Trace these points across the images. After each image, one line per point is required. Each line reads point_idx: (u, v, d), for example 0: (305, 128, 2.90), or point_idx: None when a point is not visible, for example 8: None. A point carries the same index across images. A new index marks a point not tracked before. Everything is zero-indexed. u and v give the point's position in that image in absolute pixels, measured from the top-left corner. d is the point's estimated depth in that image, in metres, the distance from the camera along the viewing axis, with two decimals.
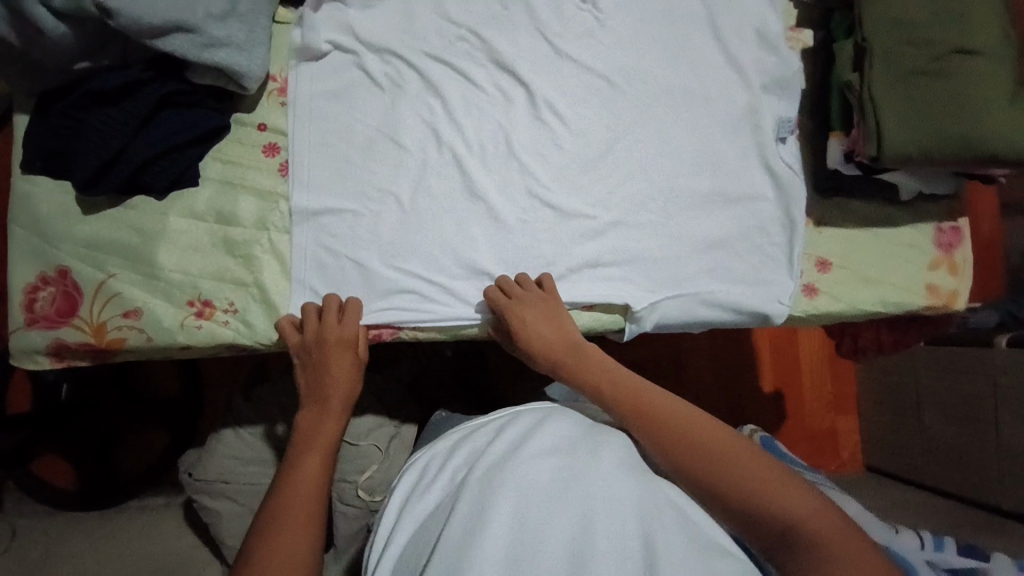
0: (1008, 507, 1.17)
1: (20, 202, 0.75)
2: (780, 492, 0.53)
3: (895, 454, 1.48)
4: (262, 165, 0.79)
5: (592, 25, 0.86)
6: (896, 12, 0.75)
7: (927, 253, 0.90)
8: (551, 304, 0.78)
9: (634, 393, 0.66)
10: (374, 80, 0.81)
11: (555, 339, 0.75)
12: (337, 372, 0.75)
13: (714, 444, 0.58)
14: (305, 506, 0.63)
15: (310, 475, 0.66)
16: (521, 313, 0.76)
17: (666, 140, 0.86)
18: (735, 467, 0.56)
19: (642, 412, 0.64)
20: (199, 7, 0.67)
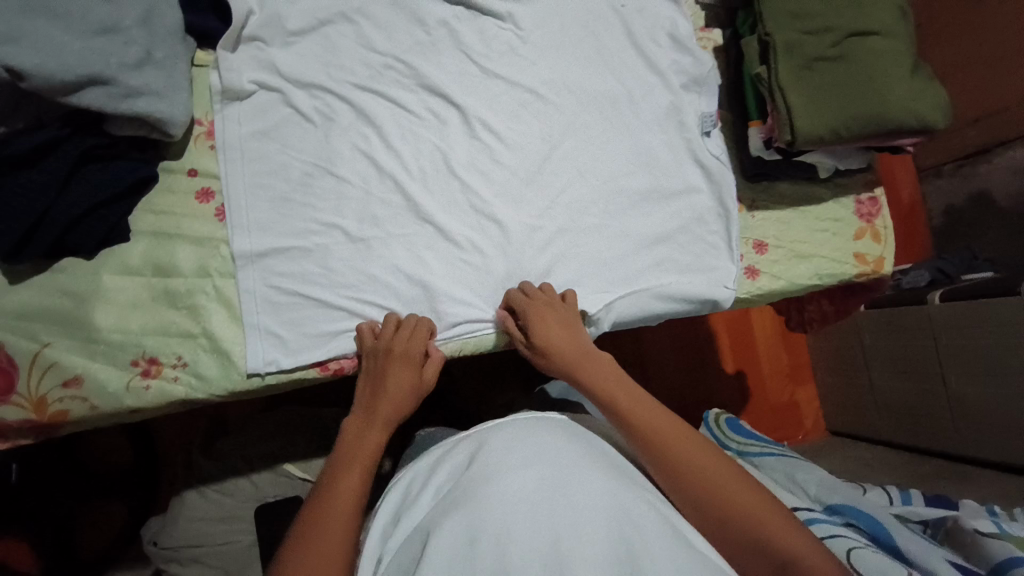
0: (965, 452, 1.25)
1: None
2: (778, 527, 0.56)
3: (853, 417, 1.55)
4: (197, 211, 0.77)
5: (515, 43, 0.88)
6: (790, 6, 0.81)
7: (852, 225, 0.95)
8: (566, 310, 0.80)
9: (647, 410, 0.68)
10: (305, 115, 0.81)
11: (572, 346, 0.77)
12: (397, 387, 0.75)
13: (716, 472, 0.60)
14: (343, 518, 0.62)
15: (353, 484, 0.66)
16: (540, 315, 0.78)
17: (601, 145, 0.89)
18: (736, 498, 0.58)
19: (648, 435, 0.65)
20: (111, 58, 0.65)
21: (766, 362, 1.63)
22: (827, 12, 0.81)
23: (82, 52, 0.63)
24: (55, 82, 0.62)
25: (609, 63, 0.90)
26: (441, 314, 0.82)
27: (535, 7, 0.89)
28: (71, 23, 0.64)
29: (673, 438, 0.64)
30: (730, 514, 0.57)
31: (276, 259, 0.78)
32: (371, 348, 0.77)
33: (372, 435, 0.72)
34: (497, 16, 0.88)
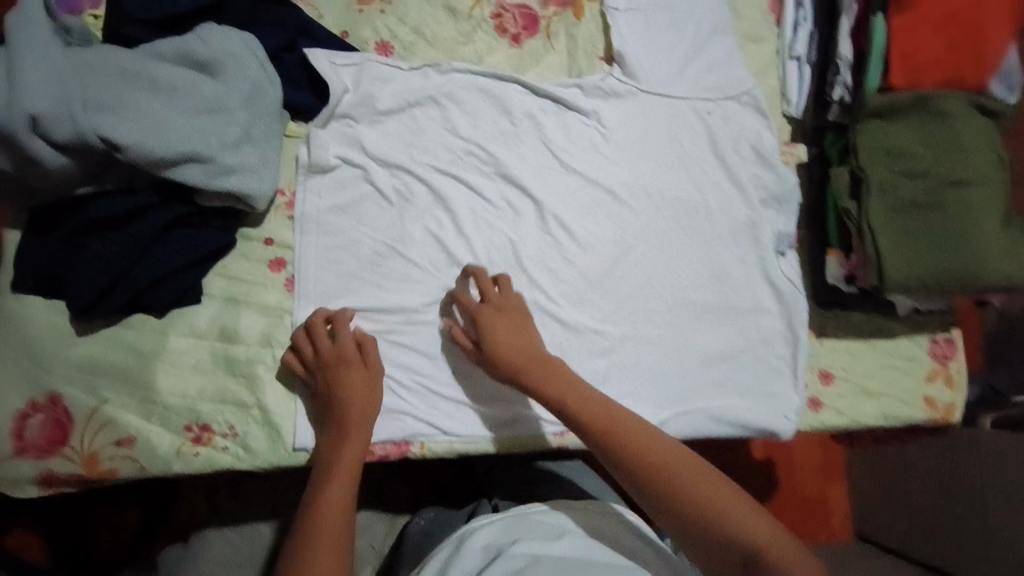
0: None
1: (9, 326, 0.71)
2: (743, 519, 0.63)
3: (877, 527, 1.46)
4: (269, 281, 0.78)
5: (597, 139, 0.88)
6: (889, 144, 0.79)
7: (925, 365, 0.93)
8: (518, 313, 0.78)
9: (610, 417, 0.71)
10: (382, 195, 0.81)
11: (524, 351, 0.75)
12: (354, 390, 0.72)
13: (681, 465, 0.67)
14: (333, 537, 0.65)
15: (339, 499, 0.68)
16: (491, 323, 0.76)
17: (672, 253, 0.87)
18: (698, 493, 0.65)
19: (617, 439, 0.69)
20: (212, 136, 0.66)
21: (802, 468, 1.51)
22: (926, 154, 0.78)
23: (183, 129, 0.64)
24: (155, 157, 0.63)
25: (688, 170, 0.89)
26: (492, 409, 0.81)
27: (622, 106, 0.89)
28: (175, 98, 0.65)
29: (636, 435, 0.69)
30: (702, 511, 0.64)
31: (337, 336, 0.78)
32: (314, 358, 0.74)
33: (347, 451, 0.71)
34: (582, 112, 0.87)
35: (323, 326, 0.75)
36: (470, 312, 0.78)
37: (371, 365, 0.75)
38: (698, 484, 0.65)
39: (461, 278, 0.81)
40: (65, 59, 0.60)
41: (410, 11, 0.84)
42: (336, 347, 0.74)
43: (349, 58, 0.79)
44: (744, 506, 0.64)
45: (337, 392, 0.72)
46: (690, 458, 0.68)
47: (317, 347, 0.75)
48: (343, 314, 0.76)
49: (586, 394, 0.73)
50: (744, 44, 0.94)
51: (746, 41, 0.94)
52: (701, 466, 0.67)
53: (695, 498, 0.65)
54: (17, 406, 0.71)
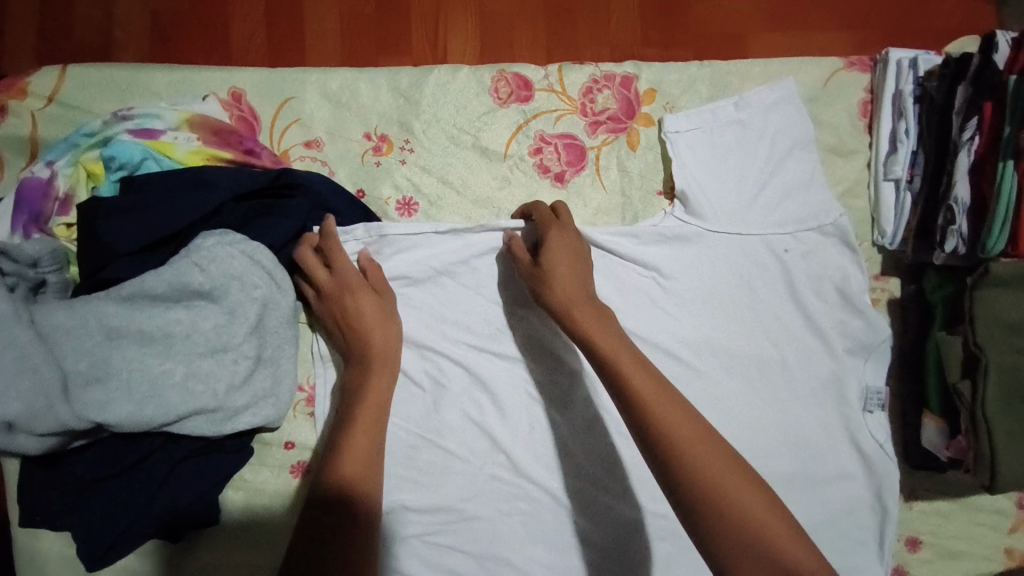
0: None
1: (24, 559, 0.66)
2: (791, 547, 0.49)
3: None
4: (291, 490, 0.67)
5: (654, 290, 0.76)
6: (1012, 316, 0.66)
7: (1011, 515, 0.82)
8: (579, 246, 0.67)
9: (660, 402, 0.54)
10: (413, 381, 0.71)
11: (576, 293, 0.63)
12: (365, 322, 0.62)
13: (727, 477, 0.51)
14: (360, 452, 0.58)
15: (365, 429, 0.59)
16: (557, 252, 0.65)
17: (743, 418, 0.76)
18: (742, 504, 0.50)
19: (652, 406, 0.54)
20: (219, 381, 0.57)
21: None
22: None
23: (184, 383, 0.55)
24: (152, 423, 0.54)
25: (761, 319, 0.77)
26: None
27: (683, 250, 0.76)
28: (172, 347, 0.56)
29: (676, 422, 0.53)
30: (738, 522, 0.49)
31: None
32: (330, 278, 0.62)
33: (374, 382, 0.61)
34: (637, 262, 0.75)
35: (316, 258, 0.63)
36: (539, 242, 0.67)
37: (383, 300, 0.63)
38: (735, 484, 0.51)
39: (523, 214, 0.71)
40: (31, 343, 0.51)
41: (434, 159, 0.73)
42: (337, 280, 0.62)
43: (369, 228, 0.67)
44: (786, 525, 0.50)
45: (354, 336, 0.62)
46: (732, 460, 0.52)
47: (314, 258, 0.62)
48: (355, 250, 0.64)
49: (623, 360, 0.58)
50: (828, 158, 0.80)
51: (829, 154, 0.81)
52: (748, 479, 0.52)
53: (727, 502, 0.50)
54: None
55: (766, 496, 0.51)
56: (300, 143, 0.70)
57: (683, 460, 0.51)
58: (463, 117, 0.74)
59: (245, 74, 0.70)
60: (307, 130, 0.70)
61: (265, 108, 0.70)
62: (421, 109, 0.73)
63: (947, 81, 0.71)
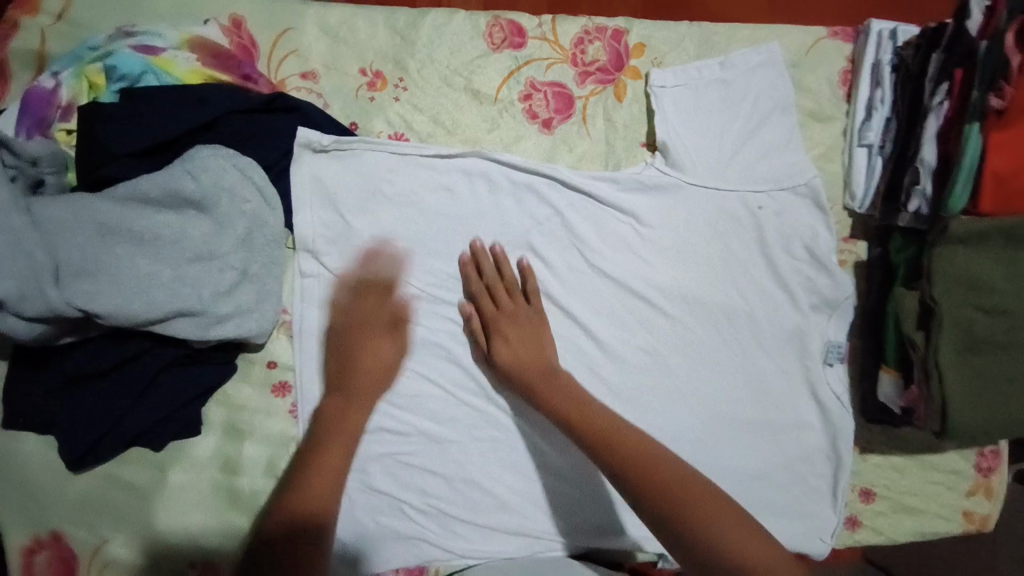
0: None
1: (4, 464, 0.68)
2: (698, 503, 0.60)
3: None
4: (273, 407, 0.72)
5: (632, 235, 0.79)
6: (967, 273, 0.69)
7: (967, 478, 0.87)
8: (532, 315, 0.74)
9: (584, 409, 0.68)
10: (395, 311, 0.74)
11: (538, 361, 0.72)
12: (377, 346, 0.73)
13: (640, 455, 0.64)
14: (332, 461, 0.66)
15: (329, 465, 0.66)
16: (502, 329, 0.73)
17: (708, 366, 0.81)
18: (656, 471, 0.62)
19: (580, 415, 0.68)
20: (204, 286, 0.59)
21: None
22: (1009, 288, 0.69)
23: (171, 284, 0.58)
24: (136, 319, 0.56)
25: (732, 271, 0.81)
26: (505, 529, 0.76)
27: (662, 199, 0.79)
28: (160, 250, 0.58)
29: (599, 421, 0.67)
30: (659, 485, 0.61)
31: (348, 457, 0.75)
32: (345, 301, 0.73)
33: (368, 385, 0.72)
34: (617, 208, 0.78)
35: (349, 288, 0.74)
36: (483, 314, 0.74)
37: (400, 338, 0.74)
38: (649, 459, 0.64)
39: (469, 263, 0.75)
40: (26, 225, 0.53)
41: (426, 98, 0.76)
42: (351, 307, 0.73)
43: (344, 143, 0.71)
44: (698, 484, 0.62)
45: (354, 359, 0.72)
46: (648, 445, 0.65)
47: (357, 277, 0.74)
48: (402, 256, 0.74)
49: (568, 387, 0.70)
50: (807, 123, 0.84)
51: (807, 118, 0.84)
52: (658, 453, 0.65)
53: (641, 469, 0.63)
54: (23, 541, 0.68)
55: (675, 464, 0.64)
56: (295, 74, 0.72)
57: (607, 449, 0.65)
58: (457, 59, 0.76)
59: (244, 3, 0.72)
60: (304, 62, 0.73)
61: (264, 37, 0.72)
62: (417, 49, 0.75)
63: (921, 51, 0.74)
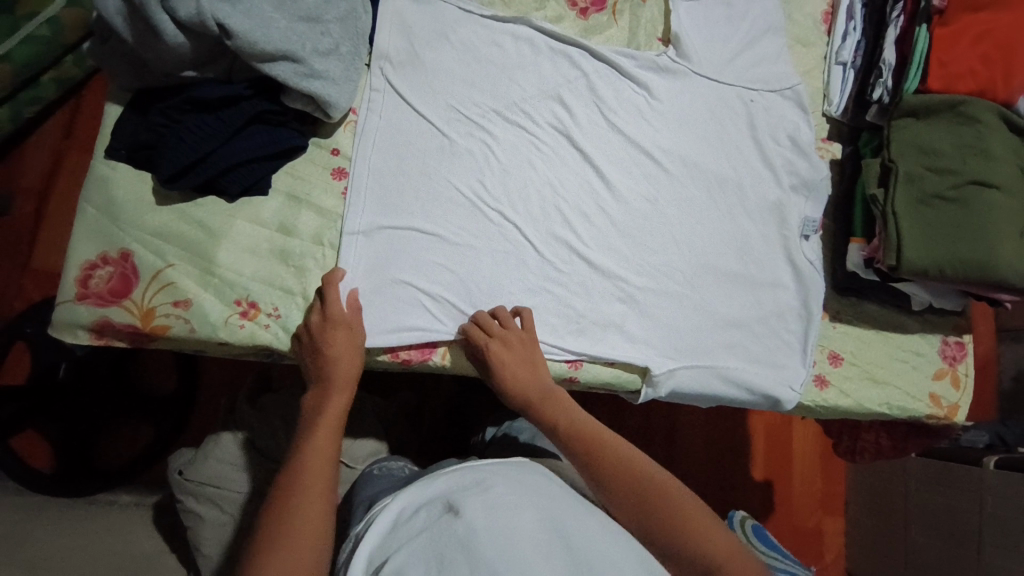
0: (929, 559, 1.46)
1: (94, 188, 0.79)
2: (700, 527, 0.65)
3: (875, 525, 1.62)
4: (329, 186, 0.85)
5: (643, 106, 0.95)
6: (920, 140, 0.83)
7: (933, 363, 0.94)
8: (526, 339, 0.83)
9: (593, 435, 0.74)
10: (440, 130, 0.88)
11: (532, 380, 0.80)
12: (338, 351, 0.77)
13: (649, 477, 0.69)
14: (316, 480, 0.68)
15: (312, 515, 0.64)
16: (501, 359, 0.80)
17: (701, 222, 0.93)
18: (668, 494, 0.67)
19: (591, 442, 0.73)
20: (308, 42, 0.77)
21: (798, 435, 1.70)
22: (953, 154, 0.82)
23: (286, 30, 0.75)
24: (256, 48, 0.72)
25: (724, 148, 0.95)
26: None
27: (671, 82, 0.95)
28: (284, 3, 0.76)
29: (611, 445, 0.73)
30: (662, 508, 0.66)
31: (371, 247, 0.84)
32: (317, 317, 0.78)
33: (334, 400, 0.76)
34: (634, 81, 0.95)
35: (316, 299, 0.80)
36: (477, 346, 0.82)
37: (356, 326, 0.79)
38: (652, 485, 0.68)
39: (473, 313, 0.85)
40: None
41: None
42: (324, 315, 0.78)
43: None
44: (702, 515, 0.66)
45: (326, 357, 0.76)
46: (654, 471, 0.70)
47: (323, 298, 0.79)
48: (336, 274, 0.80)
49: (572, 414, 0.77)
50: (794, 45, 1.01)
51: (796, 42, 1.01)
52: (665, 482, 0.69)
53: (643, 493, 0.67)
54: (90, 257, 0.78)
55: (681, 493, 0.68)
56: None
57: (611, 469, 0.70)
58: None
59: None
60: None
61: None
62: None
63: None
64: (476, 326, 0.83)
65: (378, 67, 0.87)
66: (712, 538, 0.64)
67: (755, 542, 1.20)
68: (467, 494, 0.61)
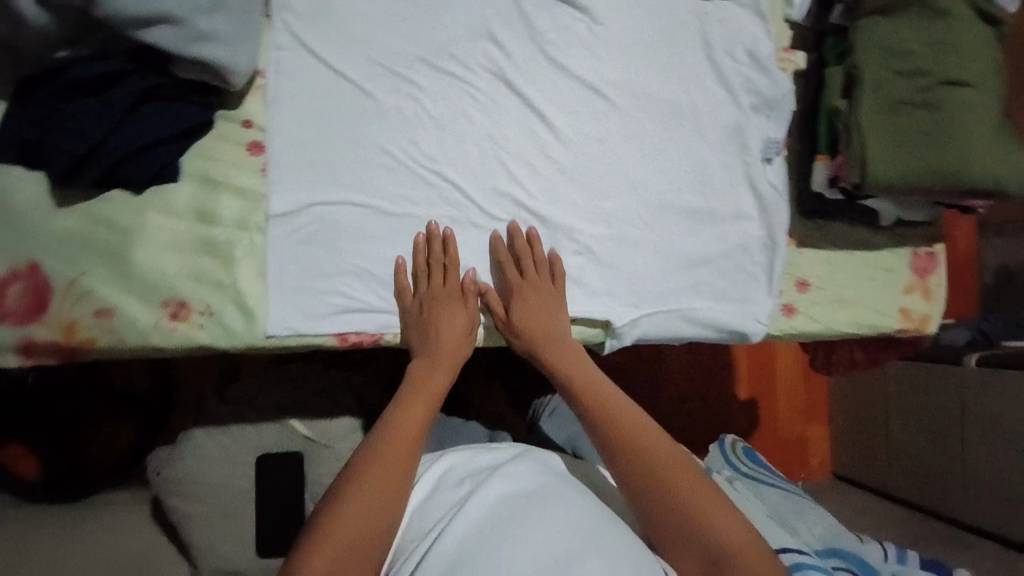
0: (913, 461, 1.50)
1: None
2: (710, 518, 0.62)
3: (860, 430, 1.66)
4: (246, 164, 0.77)
5: (586, 34, 0.84)
6: (886, 39, 0.75)
7: (903, 277, 0.90)
8: (551, 293, 0.81)
9: (608, 409, 0.71)
10: (361, 88, 0.78)
11: (543, 328, 0.79)
12: (448, 328, 0.78)
13: (659, 461, 0.66)
14: (403, 446, 0.67)
15: (384, 475, 0.64)
16: (525, 296, 0.80)
17: (656, 157, 0.86)
18: (677, 479, 0.65)
19: (605, 417, 0.71)
20: (187, 0, 0.67)
21: (780, 355, 1.71)
22: (924, 52, 0.75)
23: None
24: (129, 15, 0.64)
25: (678, 71, 0.86)
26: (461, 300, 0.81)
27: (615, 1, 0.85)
28: None
29: (626, 421, 0.70)
30: (669, 494, 0.64)
31: (305, 227, 0.77)
32: (413, 297, 0.79)
33: (440, 370, 0.76)
34: (572, 5, 0.84)
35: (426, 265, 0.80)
36: (509, 282, 0.81)
37: (473, 307, 0.80)
38: (662, 471, 0.65)
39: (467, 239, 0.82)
40: None
41: None
42: (432, 291, 0.79)
43: None
44: (715, 503, 0.63)
45: (435, 329, 0.78)
46: (671, 455, 0.67)
47: (444, 261, 0.80)
48: (448, 232, 0.80)
49: (591, 378, 0.75)
50: None
51: None
52: (680, 466, 0.66)
53: (651, 476, 0.65)
54: None
55: (694, 479, 0.65)
56: None
57: (623, 449, 0.68)
58: None
59: None
60: None
61: None
62: None
63: None
64: (505, 258, 0.81)
65: (281, 20, 0.77)
66: (721, 530, 0.61)
67: (741, 462, 1.23)
68: (504, 476, 0.66)
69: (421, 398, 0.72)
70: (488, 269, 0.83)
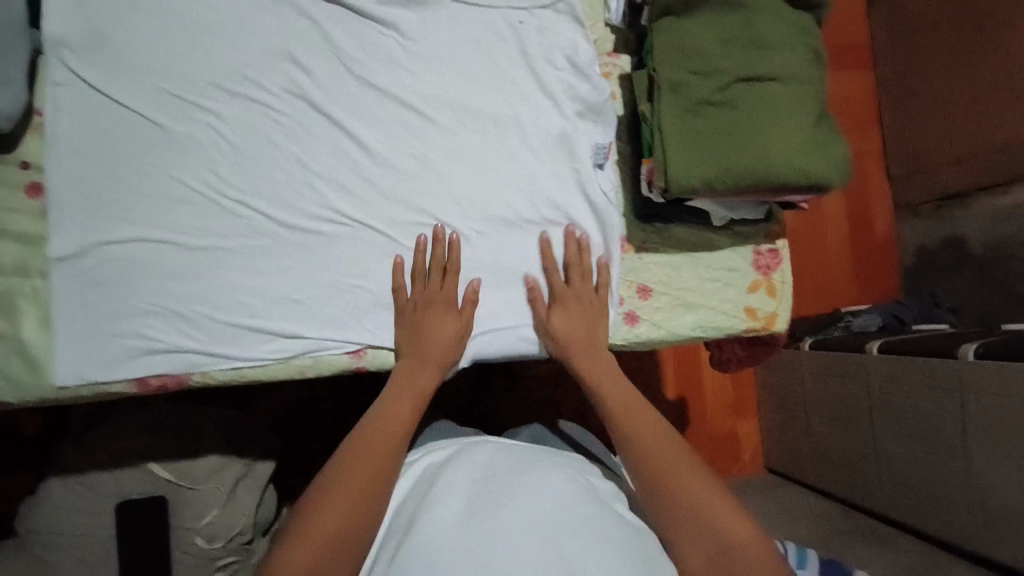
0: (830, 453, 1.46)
1: None
2: (724, 526, 0.64)
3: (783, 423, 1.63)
4: (23, 207, 0.72)
5: (396, 50, 0.81)
6: (681, 40, 0.73)
7: (747, 276, 0.88)
8: (593, 303, 0.81)
9: (634, 415, 0.74)
10: (147, 118, 0.74)
11: (580, 333, 0.80)
12: (440, 334, 0.77)
13: (674, 468, 0.68)
14: (377, 452, 0.68)
15: (362, 478, 0.65)
16: (568, 304, 0.80)
17: (480, 170, 0.82)
18: (691, 487, 0.67)
19: (631, 421, 0.74)
20: None
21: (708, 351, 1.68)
22: (720, 51, 0.73)
23: None
24: None
25: (497, 80, 0.83)
26: (276, 333, 0.76)
27: (425, 15, 0.82)
28: None
29: (648, 428, 0.73)
30: (685, 499, 0.66)
31: (96, 270, 0.72)
32: (407, 299, 0.78)
33: (425, 374, 0.76)
34: (377, 20, 0.80)
35: (435, 275, 0.79)
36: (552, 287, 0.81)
37: (466, 317, 0.79)
38: (684, 477, 0.68)
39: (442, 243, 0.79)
40: None
41: None
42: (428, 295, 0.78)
43: None
44: (731, 512, 0.65)
45: (426, 334, 0.77)
46: (691, 464, 0.69)
47: (448, 263, 0.79)
48: (455, 238, 0.79)
49: (621, 386, 0.77)
50: None
51: None
52: (698, 475, 0.68)
53: (670, 480, 0.67)
54: None
55: (711, 488, 0.67)
56: None
57: (645, 452, 0.70)
58: None
59: None
60: None
61: None
62: None
63: None
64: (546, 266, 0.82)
65: (55, 57, 0.73)
66: (735, 536, 0.63)
67: None
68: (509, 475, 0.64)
69: (404, 403, 0.73)
70: (494, 273, 0.82)
